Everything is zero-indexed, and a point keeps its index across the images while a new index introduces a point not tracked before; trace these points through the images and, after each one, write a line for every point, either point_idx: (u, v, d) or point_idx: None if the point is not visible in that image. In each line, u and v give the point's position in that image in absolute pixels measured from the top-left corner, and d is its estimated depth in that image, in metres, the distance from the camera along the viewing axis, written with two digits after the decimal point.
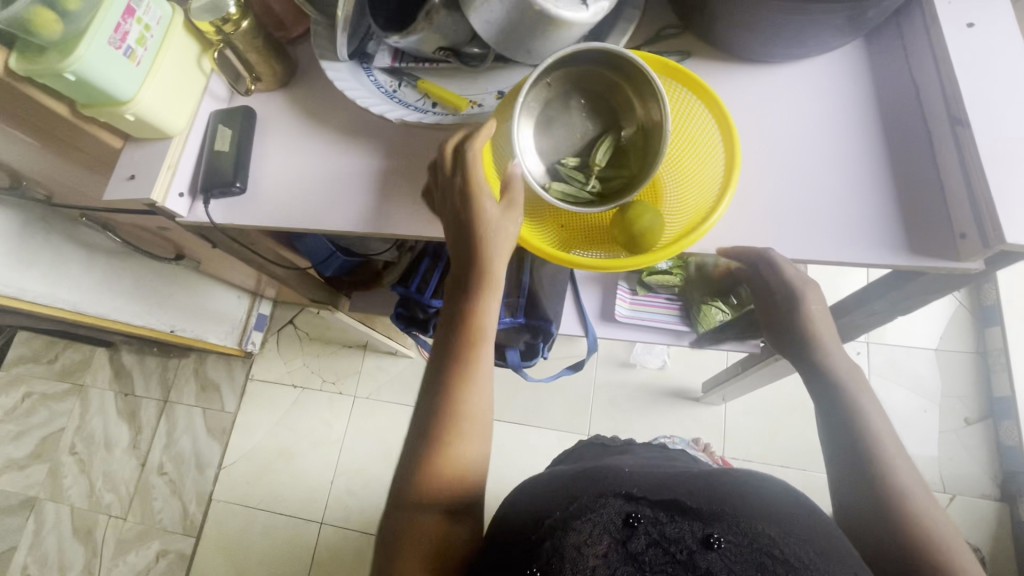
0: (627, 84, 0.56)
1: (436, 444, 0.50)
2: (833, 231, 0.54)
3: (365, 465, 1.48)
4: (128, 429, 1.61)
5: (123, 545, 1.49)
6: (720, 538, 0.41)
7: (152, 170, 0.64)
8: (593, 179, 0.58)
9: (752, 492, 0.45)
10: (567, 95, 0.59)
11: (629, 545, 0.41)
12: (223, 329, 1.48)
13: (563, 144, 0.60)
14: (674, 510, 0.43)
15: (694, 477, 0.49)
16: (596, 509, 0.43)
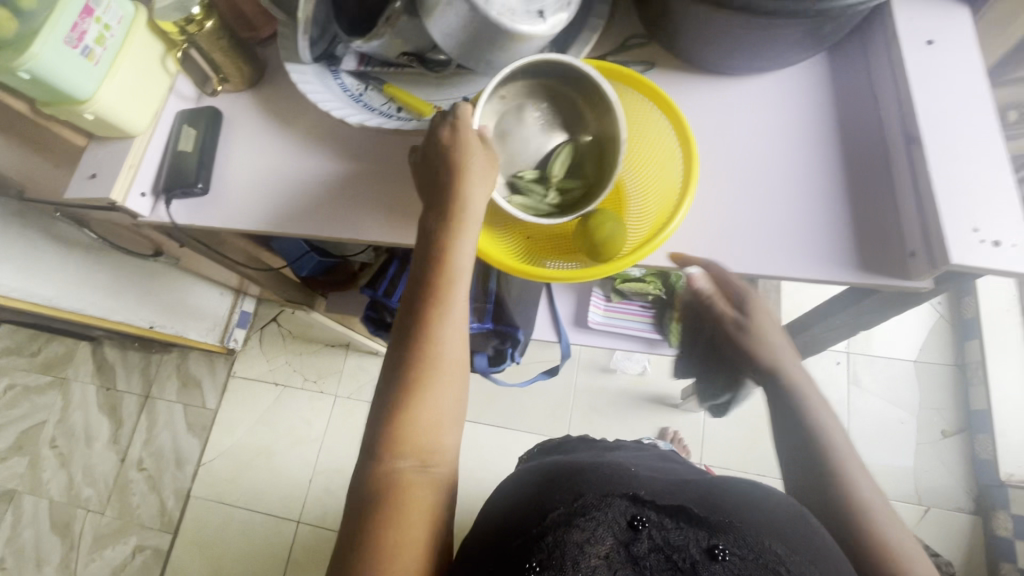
0: (582, 98, 0.57)
1: (412, 392, 0.48)
2: (787, 247, 0.54)
3: (343, 465, 1.48)
4: (109, 424, 1.61)
5: (99, 540, 1.49)
6: (725, 550, 0.42)
7: (113, 170, 0.63)
8: (552, 190, 0.57)
9: (760, 511, 0.48)
10: (521, 107, 0.58)
11: (631, 547, 0.41)
12: (204, 326, 1.48)
13: (519, 157, 0.59)
14: (679, 519, 0.44)
15: (700, 491, 0.51)
16: (602, 508, 0.44)
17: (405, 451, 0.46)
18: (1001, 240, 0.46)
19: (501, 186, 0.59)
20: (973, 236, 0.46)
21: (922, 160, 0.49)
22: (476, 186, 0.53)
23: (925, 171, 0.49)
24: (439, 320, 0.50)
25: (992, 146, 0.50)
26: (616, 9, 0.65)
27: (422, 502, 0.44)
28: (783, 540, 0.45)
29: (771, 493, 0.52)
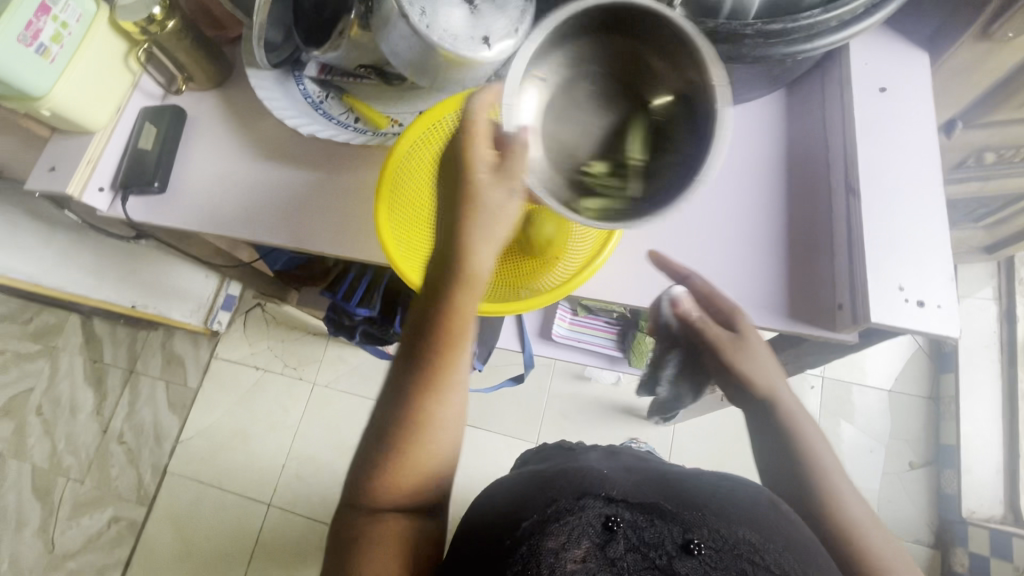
0: (648, 45, 0.46)
1: (396, 457, 0.45)
2: (729, 290, 0.57)
3: (316, 452, 1.51)
4: (93, 395, 1.64)
5: (77, 508, 1.53)
6: (700, 545, 0.42)
7: (71, 164, 0.64)
8: (632, 181, 0.47)
9: (730, 500, 0.47)
10: (572, 81, 0.48)
11: (607, 550, 0.41)
12: (188, 308, 1.50)
13: (588, 144, 0.49)
14: (654, 517, 0.44)
15: (667, 485, 0.50)
16: (576, 511, 0.43)
17: (387, 508, 0.46)
18: (923, 298, 0.50)
19: (563, 187, 0.47)
20: (898, 293, 0.50)
21: (860, 218, 0.52)
22: (485, 229, 0.45)
23: (859, 231, 0.52)
24: (434, 387, 0.45)
25: (934, 208, 0.52)
26: None
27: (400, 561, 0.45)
28: (755, 529, 0.44)
29: (741, 482, 0.50)
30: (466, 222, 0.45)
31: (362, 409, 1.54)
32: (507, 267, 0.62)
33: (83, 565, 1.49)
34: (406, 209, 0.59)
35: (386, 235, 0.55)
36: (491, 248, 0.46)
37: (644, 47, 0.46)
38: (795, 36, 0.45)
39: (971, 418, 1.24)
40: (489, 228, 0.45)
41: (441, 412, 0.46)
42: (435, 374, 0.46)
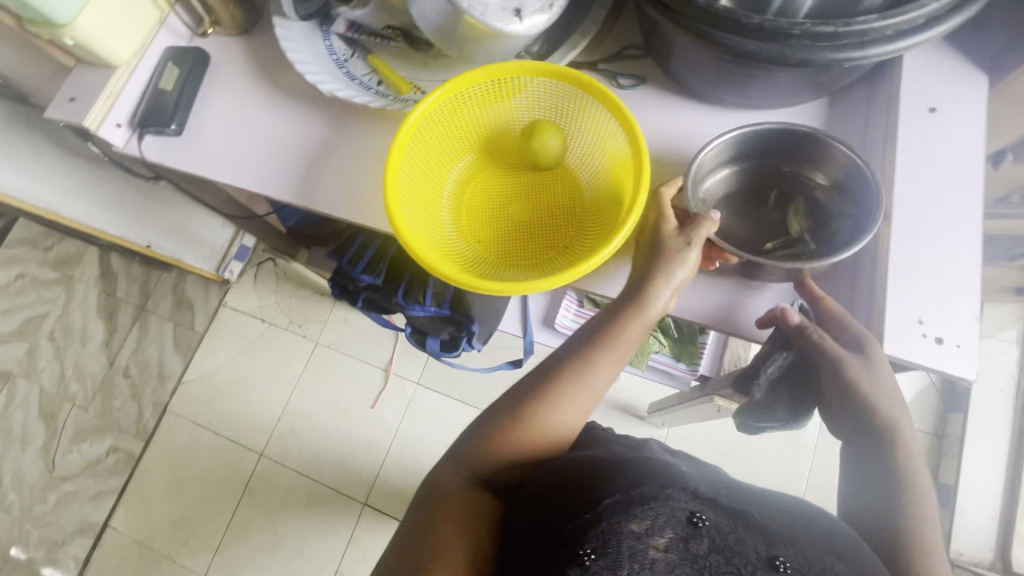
0: (770, 155, 0.57)
1: (513, 429, 0.54)
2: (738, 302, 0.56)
3: (312, 411, 1.53)
4: (104, 327, 1.68)
5: (80, 435, 1.58)
6: (785, 563, 0.43)
7: (91, 97, 0.64)
8: (807, 240, 0.54)
9: (817, 525, 0.48)
10: (722, 197, 0.58)
11: (688, 543, 0.44)
12: (201, 254, 1.51)
13: (751, 228, 0.57)
14: (737, 522, 0.46)
15: (747, 494, 0.51)
16: (662, 499, 0.45)
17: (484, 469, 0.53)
18: (945, 337, 0.48)
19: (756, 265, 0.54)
20: (916, 328, 0.49)
21: (886, 248, 0.50)
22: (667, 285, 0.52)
23: (884, 260, 0.50)
24: (567, 392, 0.55)
25: (969, 249, 0.49)
26: (618, 14, 0.62)
27: (466, 516, 0.50)
28: (840, 559, 0.45)
29: (822, 511, 0.51)
30: (651, 269, 0.53)
31: (360, 374, 1.55)
32: (523, 255, 0.58)
33: (79, 489, 1.53)
34: (412, 179, 0.57)
35: (392, 199, 0.52)
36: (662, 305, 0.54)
37: (768, 159, 0.58)
38: (847, 40, 0.42)
39: (973, 460, 1.20)
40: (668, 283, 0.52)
41: (564, 411, 0.55)
42: (575, 380, 0.55)
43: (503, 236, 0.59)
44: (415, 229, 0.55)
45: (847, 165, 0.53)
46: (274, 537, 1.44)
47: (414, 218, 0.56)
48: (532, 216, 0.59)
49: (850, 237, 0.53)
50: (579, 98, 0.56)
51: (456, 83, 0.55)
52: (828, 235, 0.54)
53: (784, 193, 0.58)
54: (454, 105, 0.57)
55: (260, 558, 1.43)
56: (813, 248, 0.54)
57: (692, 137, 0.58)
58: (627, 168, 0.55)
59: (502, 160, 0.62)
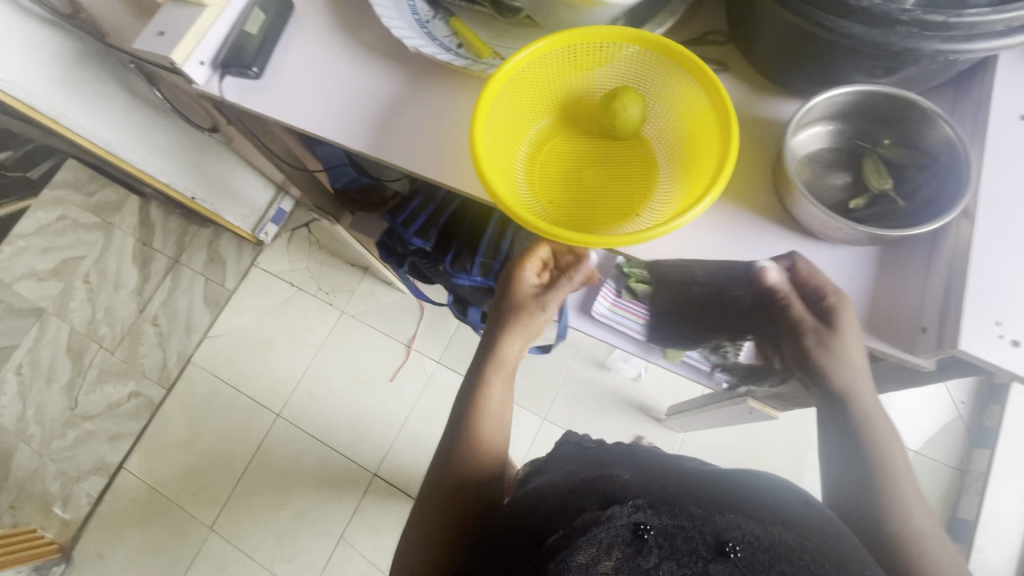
0: (859, 117, 0.54)
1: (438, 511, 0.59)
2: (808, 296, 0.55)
3: (330, 377, 1.55)
4: (137, 275, 1.72)
5: (103, 375, 1.62)
6: (734, 547, 0.45)
7: (179, 32, 0.65)
8: (883, 188, 0.52)
9: (775, 504, 0.50)
10: (813, 162, 0.55)
11: (637, 558, 0.45)
12: (241, 212, 1.54)
13: (832, 189, 0.55)
14: (683, 520, 0.47)
15: (693, 483, 0.53)
16: (604, 523, 0.47)
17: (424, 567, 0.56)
18: (1021, 340, 0.48)
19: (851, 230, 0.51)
20: (992, 328, 0.48)
21: (969, 247, 0.50)
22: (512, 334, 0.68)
23: (962, 264, 0.49)
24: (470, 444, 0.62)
25: None
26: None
27: None
28: (790, 529, 0.47)
29: (792, 493, 0.52)
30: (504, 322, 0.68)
31: (382, 346, 1.56)
32: (593, 221, 0.59)
33: (98, 429, 1.56)
34: (496, 131, 0.58)
35: (480, 145, 0.53)
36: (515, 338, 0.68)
37: (858, 125, 0.55)
38: (954, 32, 0.42)
39: (997, 498, 1.19)
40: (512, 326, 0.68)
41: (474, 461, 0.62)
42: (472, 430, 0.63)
43: (572, 200, 0.60)
44: (496, 176, 0.55)
45: (924, 126, 0.51)
46: (283, 497, 1.46)
47: (495, 167, 0.56)
48: (603, 184, 0.61)
49: (938, 191, 0.51)
50: (665, 73, 0.58)
51: (553, 40, 0.56)
52: (911, 189, 0.52)
53: (855, 152, 0.55)
54: (542, 65, 0.58)
55: (266, 515, 1.45)
56: (901, 205, 0.52)
57: (770, 127, 0.58)
58: (711, 142, 0.56)
59: (580, 126, 0.63)
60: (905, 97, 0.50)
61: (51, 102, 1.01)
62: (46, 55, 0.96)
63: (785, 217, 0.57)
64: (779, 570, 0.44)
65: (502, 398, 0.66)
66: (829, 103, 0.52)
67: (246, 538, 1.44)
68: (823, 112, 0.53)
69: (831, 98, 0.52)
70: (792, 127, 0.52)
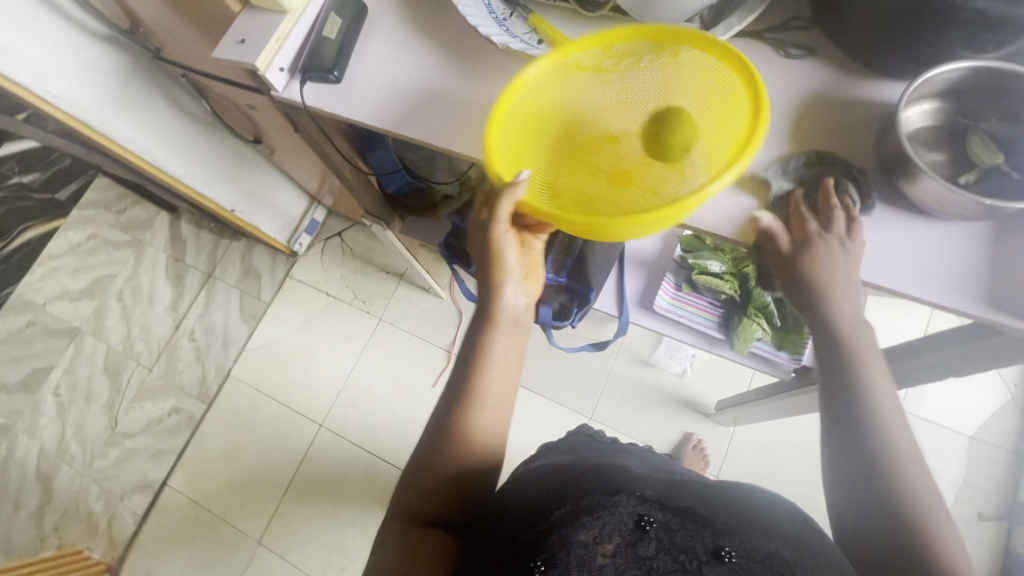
0: (963, 94, 0.56)
1: (423, 465, 0.60)
2: (918, 274, 0.57)
3: (373, 385, 1.55)
4: (171, 291, 1.72)
5: (143, 393, 1.62)
6: (729, 553, 0.48)
7: (262, 39, 0.65)
8: (988, 162, 0.54)
9: (776, 521, 0.53)
10: (921, 138, 0.57)
11: (637, 546, 0.49)
12: (277, 224, 1.55)
13: (938, 164, 0.56)
14: (685, 520, 0.51)
15: (695, 494, 0.57)
16: (610, 509, 0.51)
17: (414, 518, 0.58)
18: None
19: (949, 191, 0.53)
20: None
21: None
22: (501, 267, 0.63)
23: None
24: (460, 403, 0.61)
25: None
26: None
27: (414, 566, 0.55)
28: (786, 544, 0.50)
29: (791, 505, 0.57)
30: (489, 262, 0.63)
31: (423, 352, 1.56)
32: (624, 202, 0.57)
33: (140, 446, 1.56)
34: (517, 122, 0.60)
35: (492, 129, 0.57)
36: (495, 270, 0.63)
37: (964, 102, 0.57)
38: None
39: None
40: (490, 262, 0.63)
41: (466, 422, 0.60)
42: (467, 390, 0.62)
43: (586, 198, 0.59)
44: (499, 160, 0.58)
45: None
46: (329, 507, 1.45)
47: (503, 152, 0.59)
48: (626, 187, 0.58)
49: None
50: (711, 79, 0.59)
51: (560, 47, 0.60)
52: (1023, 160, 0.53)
53: (957, 130, 0.57)
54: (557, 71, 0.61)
55: (314, 527, 1.44)
56: (1013, 176, 0.53)
57: (871, 107, 0.60)
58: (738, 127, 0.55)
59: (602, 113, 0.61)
60: (1013, 73, 0.52)
61: (103, 118, 1.02)
62: (99, 72, 0.96)
63: (894, 197, 0.59)
64: None
65: (504, 350, 0.64)
66: (937, 81, 0.55)
67: (296, 551, 1.43)
68: (930, 90, 0.56)
69: (939, 76, 0.54)
70: (904, 104, 0.55)
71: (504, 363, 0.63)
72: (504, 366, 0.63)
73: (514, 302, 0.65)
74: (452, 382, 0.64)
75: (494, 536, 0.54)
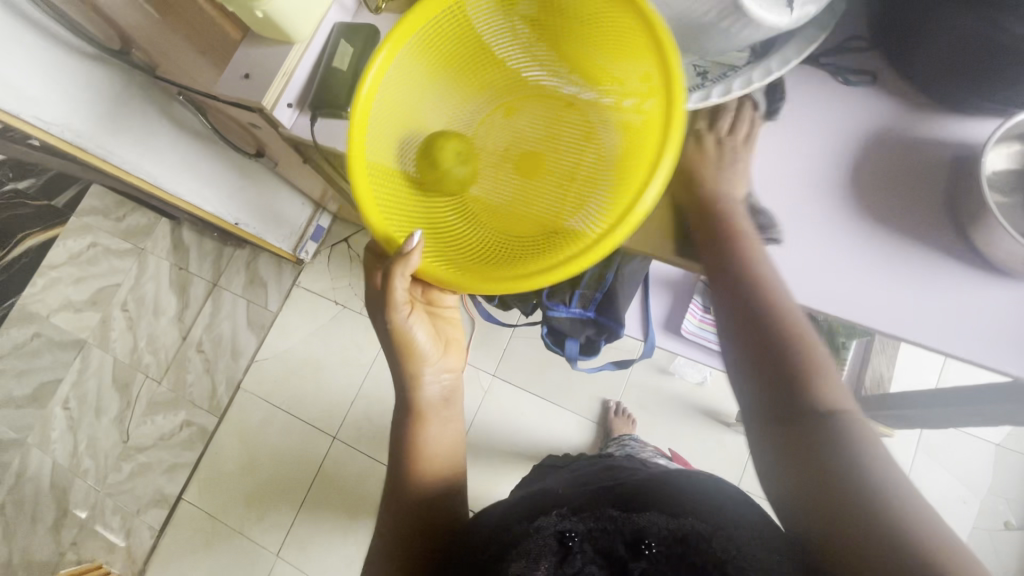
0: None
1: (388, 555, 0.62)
2: (966, 333, 0.59)
3: (386, 396, 1.52)
4: (176, 301, 1.68)
5: (153, 406, 1.60)
6: (649, 544, 0.51)
7: (268, 74, 0.61)
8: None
9: (714, 503, 0.53)
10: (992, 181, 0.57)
11: (563, 564, 0.51)
12: (282, 233, 1.50)
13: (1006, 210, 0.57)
14: (602, 523, 0.53)
15: (620, 488, 0.59)
16: (534, 533, 0.53)
17: None
18: None
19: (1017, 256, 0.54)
20: None
21: None
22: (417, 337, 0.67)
23: None
24: (403, 483, 0.65)
25: None
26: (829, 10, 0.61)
27: None
28: (707, 518, 0.51)
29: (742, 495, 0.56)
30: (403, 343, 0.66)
31: None
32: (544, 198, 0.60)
33: (154, 460, 1.55)
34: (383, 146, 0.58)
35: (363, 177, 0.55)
36: (404, 349, 0.67)
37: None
38: None
39: None
40: (400, 350, 0.67)
41: (412, 494, 0.64)
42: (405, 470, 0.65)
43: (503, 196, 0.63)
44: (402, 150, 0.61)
45: None
46: (347, 520, 1.45)
47: (407, 150, 0.62)
48: (534, 195, 0.61)
49: None
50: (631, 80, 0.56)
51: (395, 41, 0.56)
52: None
53: None
54: (408, 70, 0.59)
55: (333, 540, 1.44)
56: None
57: (941, 147, 0.61)
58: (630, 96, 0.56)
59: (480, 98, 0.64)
60: None
61: (99, 141, 0.96)
62: (90, 92, 0.90)
63: (963, 248, 0.60)
64: (690, 559, 0.49)
65: (442, 437, 0.69)
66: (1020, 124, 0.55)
67: (316, 563, 1.43)
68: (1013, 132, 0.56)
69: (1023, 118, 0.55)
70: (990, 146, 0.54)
71: (444, 446, 0.68)
72: (440, 447, 0.68)
73: (437, 388, 0.70)
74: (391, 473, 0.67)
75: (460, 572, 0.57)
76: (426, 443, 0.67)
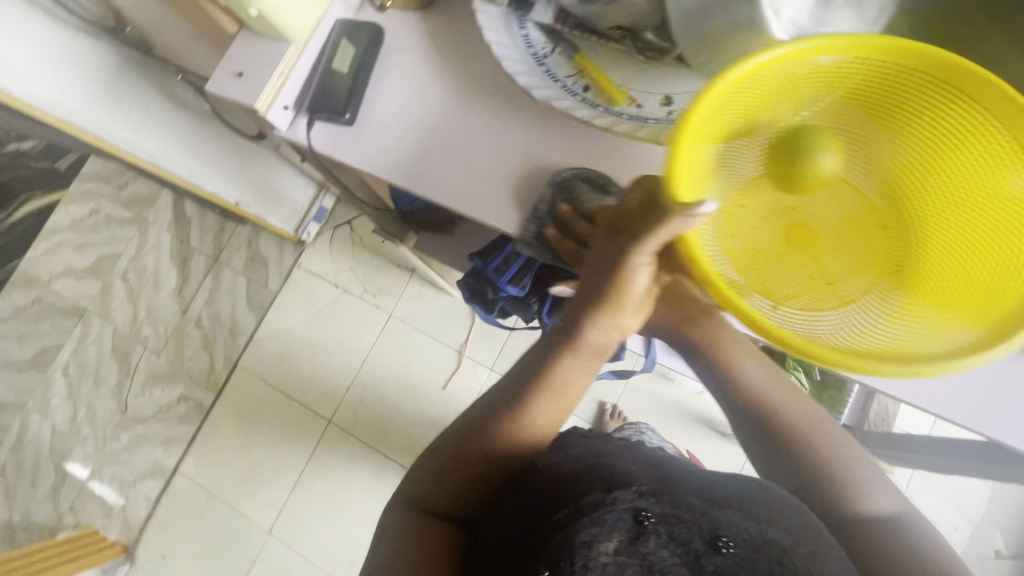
0: None
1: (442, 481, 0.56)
2: (969, 400, 0.59)
3: (383, 382, 1.52)
4: (176, 275, 1.67)
5: (152, 378, 1.61)
6: (727, 542, 0.46)
7: (263, 74, 0.60)
8: None
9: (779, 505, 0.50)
10: None
11: (637, 543, 0.46)
12: (284, 213, 1.48)
13: None
14: (679, 509, 0.48)
15: (684, 475, 0.54)
16: (608, 506, 0.47)
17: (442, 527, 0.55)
18: None
19: None
20: None
21: None
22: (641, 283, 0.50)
23: None
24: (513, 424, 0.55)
25: None
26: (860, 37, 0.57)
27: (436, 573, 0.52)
28: (782, 528, 0.48)
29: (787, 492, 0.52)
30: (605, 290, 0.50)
31: (431, 349, 1.53)
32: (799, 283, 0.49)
33: (150, 432, 1.57)
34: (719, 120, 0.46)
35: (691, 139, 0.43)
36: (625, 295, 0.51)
37: None
38: None
39: None
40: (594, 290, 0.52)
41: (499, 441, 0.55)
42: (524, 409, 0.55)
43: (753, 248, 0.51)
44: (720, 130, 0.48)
45: None
46: (338, 503, 1.46)
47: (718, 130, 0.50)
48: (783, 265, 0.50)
49: None
50: (975, 243, 0.47)
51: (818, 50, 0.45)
52: None
53: None
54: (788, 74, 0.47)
55: (325, 521, 1.46)
56: None
57: None
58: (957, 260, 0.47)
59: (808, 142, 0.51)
60: None
61: (96, 120, 0.94)
62: (86, 69, 0.87)
63: None
64: (767, 569, 0.45)
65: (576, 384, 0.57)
66: None
67: (307, 542, 1.45)
68: None
69: None
70: None
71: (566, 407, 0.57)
72: (569, 394, 0.56)
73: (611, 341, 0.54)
74: (495, 398, 0.57)
75: (501, 532, 0.52)
76: (553, 403, 0.56)
